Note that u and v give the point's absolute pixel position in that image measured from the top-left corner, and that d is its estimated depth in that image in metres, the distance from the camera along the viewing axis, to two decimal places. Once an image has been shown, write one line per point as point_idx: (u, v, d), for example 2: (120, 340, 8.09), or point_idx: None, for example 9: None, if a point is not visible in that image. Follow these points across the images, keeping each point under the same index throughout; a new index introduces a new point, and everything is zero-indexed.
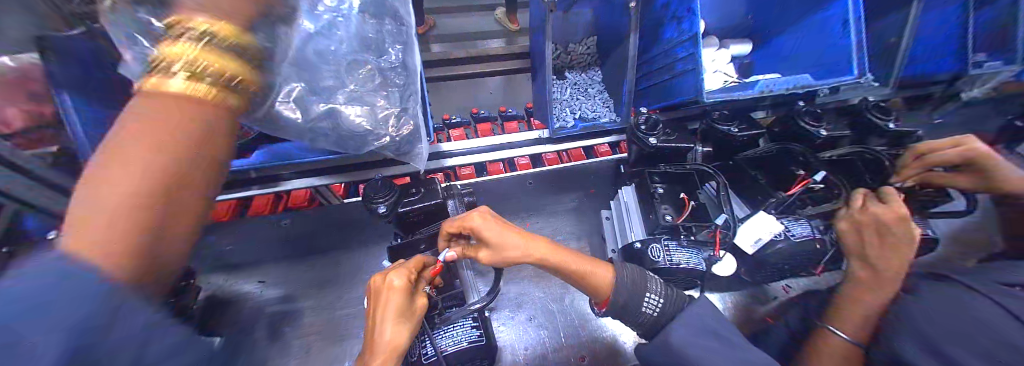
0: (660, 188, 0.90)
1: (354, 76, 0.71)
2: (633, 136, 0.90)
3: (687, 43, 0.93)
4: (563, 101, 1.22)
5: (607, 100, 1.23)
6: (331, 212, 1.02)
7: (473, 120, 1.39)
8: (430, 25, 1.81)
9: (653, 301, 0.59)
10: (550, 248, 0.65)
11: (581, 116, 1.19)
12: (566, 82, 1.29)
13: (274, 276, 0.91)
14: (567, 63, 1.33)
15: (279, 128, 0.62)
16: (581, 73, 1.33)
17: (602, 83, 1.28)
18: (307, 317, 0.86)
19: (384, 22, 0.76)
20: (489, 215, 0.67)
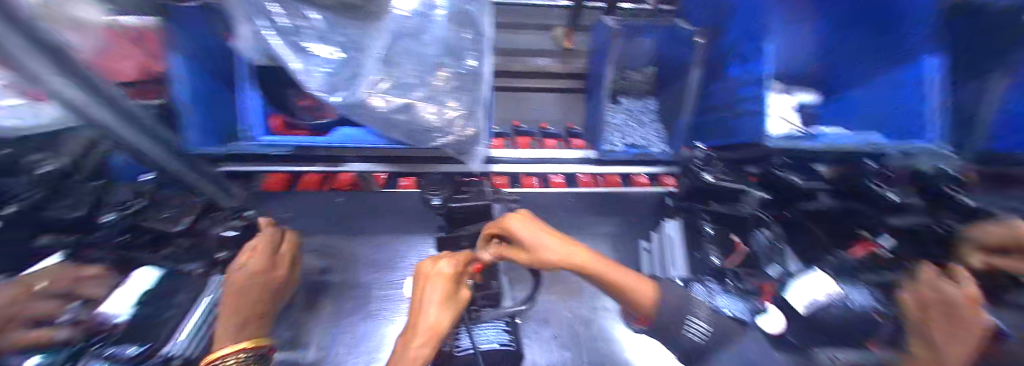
0: (710, 228, 0.94)
1: (433, 77, 0.75)
2: (691, 170, 0.96)
3: (752, 85, 0.93)
4: (615, 126, 1.21)
5: (660, 130, 1.26)
6: (381, 198, 1.13)
7: (512, 132, 1.40)
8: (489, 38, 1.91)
9: (697, 328, 0.60)
10: (595, 259, 0.63)
11: (631, 142, 1.17)
12: (620, 107, 1.30)
13: (320, 247, 1.03)
14: (623, 86, 1.33)
15: (361, 113, 0.70)
16: (636, 101, 1.34)
17: (655, 113, 1.31)
18: (337, 291, 0.96)
19: (466, 32, 0.75)
20: (534, 221, 0.67)
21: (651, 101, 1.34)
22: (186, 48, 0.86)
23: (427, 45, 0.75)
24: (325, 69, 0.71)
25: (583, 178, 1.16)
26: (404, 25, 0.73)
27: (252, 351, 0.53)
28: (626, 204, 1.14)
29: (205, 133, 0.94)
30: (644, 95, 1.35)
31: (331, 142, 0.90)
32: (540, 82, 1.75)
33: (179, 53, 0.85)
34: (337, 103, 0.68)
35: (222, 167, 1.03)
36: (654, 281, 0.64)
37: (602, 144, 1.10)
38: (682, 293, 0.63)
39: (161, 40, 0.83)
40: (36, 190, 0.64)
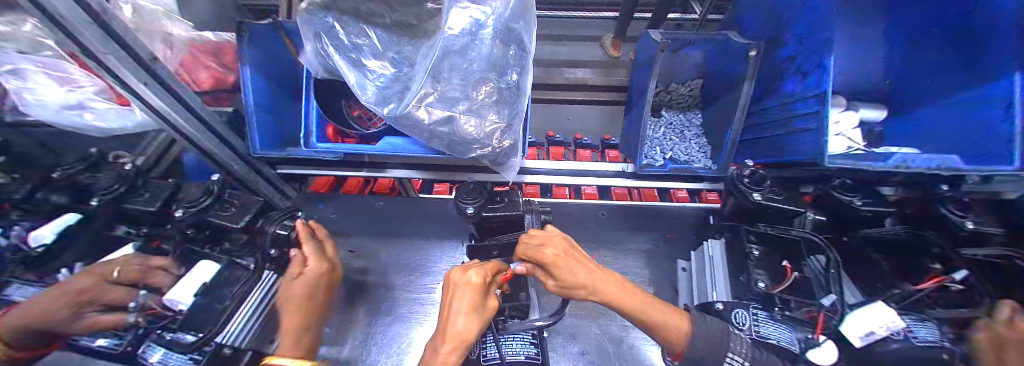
0: (756, 251, 0.88)
1: (477, 91, 0.77)
2: (735, 189, 0.89)
3: (811, 100, 0.88)
4: (654, 140, 1.29)
5: (704, 146, 1.26)
6: (420, 204, 1.19)
7: (547, 141, 1.46)
8: None
9: (736, 364, 0.56)
10: (627, 298, 0.61)
11: (671, 157, 1.24)
12: (661, 120, 1.39)
13: (360, 249, 1.08)
14: (664, 101, 1.44)
15: (406, 123, 0.75)
16: (678, 113, 1.42)
17: (698, 128, 1.35)
18: (374, 290, 1.00)
19: (510, 47, 0.78)
20: (567, 248, 0.65)
21: (695, 114, 1.41)
22: (253, 59, 0.97)
23: (473, 62, 0.76)
24: (377, 83, 0.81)
25: (620, 190, 1.27)
26: (453, 43, 0.74)
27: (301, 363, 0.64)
28: (664, 219, 1.18)
29: (265, 136, 1.06)
30: (686, 108, 1.43)
31: (379, 151, 0.94)
32: (578, 94, 1.81)
33: (249, 65, 0.97)
34: (385, 115, 0.74)
35: (278, 168, 1.22)
36: (687, 314, 0.63)
37: (642, 158, 1.08)
38: (717, 324, 0.61)
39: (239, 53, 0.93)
40: (120, 185, 0.91)
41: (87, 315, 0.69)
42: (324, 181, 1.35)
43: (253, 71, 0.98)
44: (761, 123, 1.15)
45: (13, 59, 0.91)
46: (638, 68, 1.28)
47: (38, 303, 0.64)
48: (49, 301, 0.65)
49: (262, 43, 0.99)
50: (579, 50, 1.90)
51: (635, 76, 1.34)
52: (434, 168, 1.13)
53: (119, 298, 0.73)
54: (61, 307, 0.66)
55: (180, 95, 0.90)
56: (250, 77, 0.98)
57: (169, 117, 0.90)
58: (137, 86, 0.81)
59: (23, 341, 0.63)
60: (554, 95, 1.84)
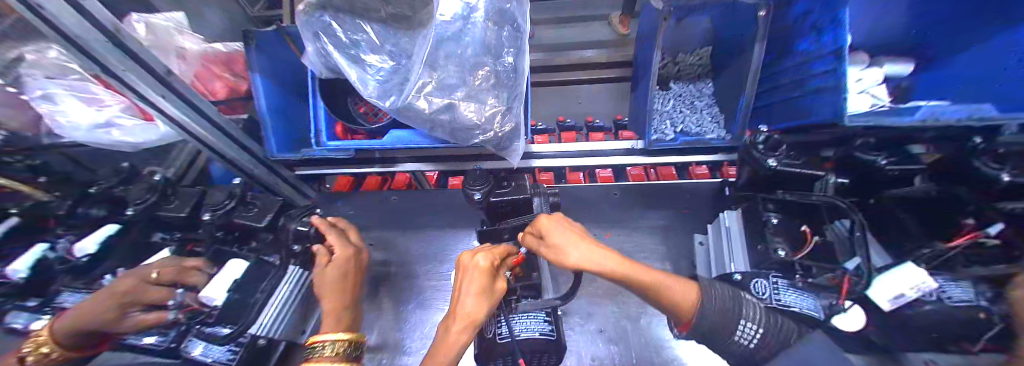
0: (774, 218, 0.81)
1: (474, 76, 0.76)
2: (749, 156, 0.87)
3: (828, 58, 0.84)
4: (663, 113, 1.26)
5: (716, 116, 1.23)
6: (434, 196, 1.22)
7: (558, 127, 1.43)
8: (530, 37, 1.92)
9: (748, 331, 0.53)
10: (619, 261, 0.59)
11: (682, 130, 1.21)
12: (669, 93, 1.34)
13: (379, 241, 1.13)
14: (673, 73, 1.38)
15: (409, 114, 0.77)
16: (687, 85, 1.37)
17: (710, 97, 1.31)
18: (396, 279, 1.04)
19: (503, 28, 0.76)
20: (561, 218, 0.68)
21: (706, 84, 1.35)
22: (261, 69, 0.99)
23: (467, 47, 0.75)
24: (376, 77, 0.82)
25: (636, 171, 1.21)
26: (446, 31, 0.73)
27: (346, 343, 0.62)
28: (680, 194, 1.16)
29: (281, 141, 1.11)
30: (696, 79, 1.38)
31: (387, 145, 0.96)
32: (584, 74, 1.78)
33: (259, 73, 0.99)
34: (388, 108, 0.77)
35: (296, 170, 1.27)
36: (693, 282, 0.61)
37: (651, 134, 1.08)
38: (728, 295, 0.58)
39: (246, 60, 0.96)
40: (152, 194, 0.97)
41: (133, 314, 0.73)
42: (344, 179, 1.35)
43: (262, 78, 1.00)
44: (775, 88, 1.10)
45: (43, 84, 0.94)
46: (642, 41, 1.23)
47: (84, 308, 0.66)
48: (98, 304, 0.67)
49: (268, 49, 1.01)
50: (588, 31, 1.90)
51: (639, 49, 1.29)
52: (444, 159, 1.15)
53: (158, 296, 0.77)
54: (108, 307, 0.68)
55: (196, 105, 0.93)
56: (261, 85, 1.00)
57: (189, 127, 0.94)
58: (156, 100, 0.85)
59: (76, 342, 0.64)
60: (561, 76, 1.80)
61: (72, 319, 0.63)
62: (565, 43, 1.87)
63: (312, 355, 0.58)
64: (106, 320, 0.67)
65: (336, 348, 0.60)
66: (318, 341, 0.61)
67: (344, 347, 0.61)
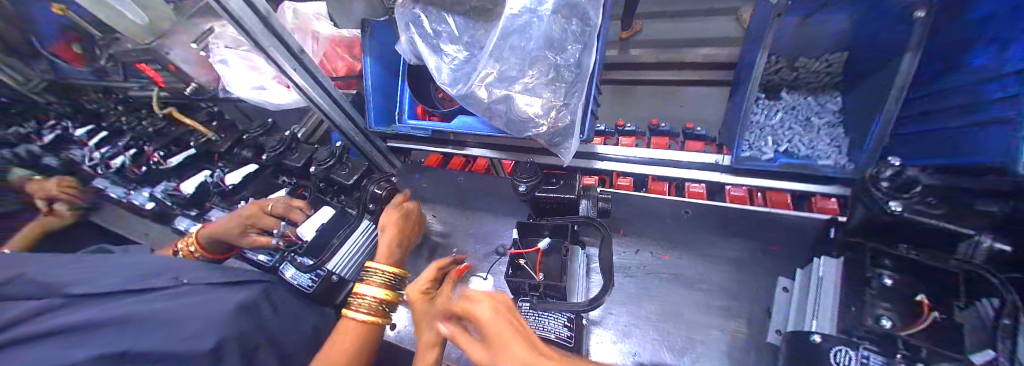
0: (886, 278, 0.65)
1: (534, 69, 0.79)
2: (866, 192, 0.69)
3: (1012, 79, 0.63)
4: (763, 127, 1.09)
5: (837, 138, 1.00)
6: (497, 182, 1.29)
7: (650, 131, 1.47)
8: (637, 30, 1.86)
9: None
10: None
11: (786, 150, 1.02)
12: (778, 104, 1.16)
13: (442, 215, 1.25)
14: (788, 81, 1.20)
15: (471, 101, 0.84)
16: (803, 96, 1.17)
17: (836, 114, 1.06)
18: (449, 252, 1.14)
19: (571, 22, 0.75)
20: (495, 305, 0.58)
21: (832, 98, 1.11)
22: (372, 51, 1.18)
23: (531, 40, 0.75)
24: (450, 66, 0.89)
25: (738, 192, 1.07)
26: (513, 23, 0.72)
27: (392, 275, 0.82)
28: (769, 226, 0.99)
29: (379, 115, 1.29)
30: (820, 90, 1.15)
31: (455, 129, 1.05)
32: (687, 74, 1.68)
33: (371, 56, 1.18)
34: (454, 94, 0.84)
35: (388, 142, 1.51)
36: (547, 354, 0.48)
37: (740, 151, 0.99)
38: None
39: (363, 43, 1.14)
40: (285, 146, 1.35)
41: (249, 235, 1.05)
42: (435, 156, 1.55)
43: (372, 59, 1.19)
44: (935, 113, 0.82)
45: (220, 51, 1.44)
46: (749, 42, 1.06)
47: (220, 225, 1.02)
48: (229, 223, 1.02)
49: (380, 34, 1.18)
50: (710, 30, 1.75)
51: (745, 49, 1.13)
52: (511, 149, 1.23)
53: (269, 226, 1.05)
54: (231, 228, 1.02)
55: (319, 79, 1.16)
56: (370, 67, 1.19)
57: (311, 96, 1.17)
58: (290, 71, 1.07)
59: (213, 247, 1.03)
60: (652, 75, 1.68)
61: (211, 232, 1.01)
62: (680, 39, 1.78)
63: (366, 278, 0.80)
64: (231, 234, 1.02)
65: (383, 277, 0.80)
66: (373, 268, 0.81)
67: (391, 278, 0.82)
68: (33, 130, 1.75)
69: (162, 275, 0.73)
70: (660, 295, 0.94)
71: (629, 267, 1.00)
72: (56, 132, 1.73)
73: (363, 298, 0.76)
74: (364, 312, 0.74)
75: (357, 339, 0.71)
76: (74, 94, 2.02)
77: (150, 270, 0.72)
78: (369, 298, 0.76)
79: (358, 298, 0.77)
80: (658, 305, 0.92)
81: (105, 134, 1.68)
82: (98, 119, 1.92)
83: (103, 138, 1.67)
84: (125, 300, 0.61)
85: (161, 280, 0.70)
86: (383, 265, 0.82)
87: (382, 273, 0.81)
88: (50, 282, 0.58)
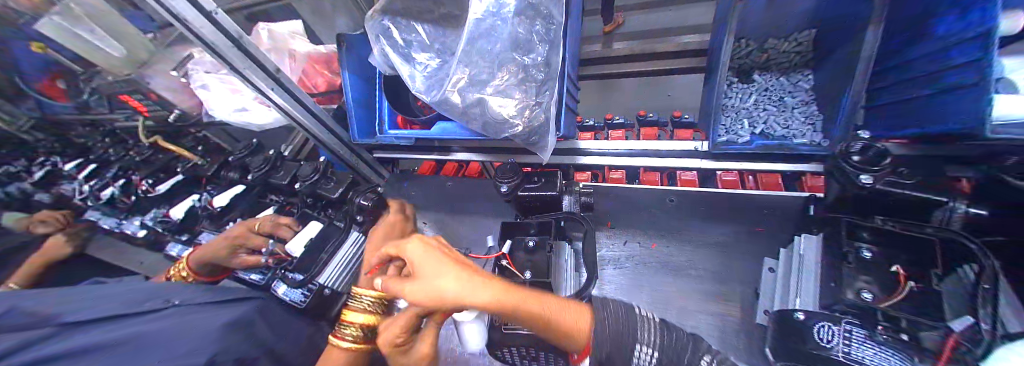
0: (865, 252, 0.65)
1: (505, 71, 0.79)
2: (839, 167, 0.70)
3: (972, 45, 0.64)
4: (739, 110, 1.10)
5: (811, 116, 1.01)
6: (485, 185, 1.30)
7: (636, 123, 1.48)
8: (618, 23, 1.87)
9: (643, 357, 0.51)
10: (500, 289, 0.55)
11: (763, 131, 1.03)
12: (751, 87, 1.16)
13: (432, 222, 1.26)
14: (759, 63, 1.18)
15: (446, 107, 0.84)
16: (776, 77, 1.16)
17: (808, 92, 1.07)
18: None
19: (535, 22, 0.76)
20: (428, 241, 0.62)
21: (803, 76, 1.11)
22: (350, 66, 1.17)
23: (498, 42, 0.75)
24: (424, 73, 0.90)
25: (728, 177, 1.10)
26: (477, 29, 0.71)
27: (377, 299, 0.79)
28: (754, 208, 1.00)
29: (362, 127, 1.29)
30: (791, 69, 1.15)
31: (436, 135, 1.06)
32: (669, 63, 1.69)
33: (349, 70, 1.17)
34: (429, 102, 0.84)
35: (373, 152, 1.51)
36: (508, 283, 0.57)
37: (718, 136, 1.00)
38: (621, 312, 0.54)
39: (339, 58, 1.14)
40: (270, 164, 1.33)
41: (238, 256, 1.04)
42: (428, 164, 1.55)
43: (350, 74, 1.18)
44: (902, 84, 0.84)
45: (201, 76, 1.44)
46: (719, 27, 1.07)
47: (207, 248, 1.01)
48: (217, 245, 1.01)
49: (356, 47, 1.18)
50: (688, 18, 1.76)
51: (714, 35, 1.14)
52: (496, 151, 1.24)
53: (257, 245, 1.05)
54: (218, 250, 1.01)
55: (298, 96, 1.15)
56: (350, 80, 1.19)
57: (292, 113, 1.17)
58: (267, 90, 1.07)
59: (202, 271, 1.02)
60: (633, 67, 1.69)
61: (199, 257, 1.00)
62: (659, 30, 1.79)
63: (353, 306, 0.78)
64: (220, 256, 1.01)
65: (369, 304, 0.78)
66: (358, 294, 0.79)
67: (376, 303, 0.79)
68: (21, 168, 1.74)
69: (151, 300, 0.73)
70: (651, 284, 0.94)
71: (618, 259, 1.01)
72: (43, 168, 1.72)
73: (350, 325, 0.74)
74: (349, 339, 0.71)
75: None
76: (61, 130, 2.00)
77: (140, 297, 0.72)
78: (355, 326, 0.74)
79: (344, 326, 0.74)
80: (650, 295, 0.92)
81: (93, 167, 1.68)
82: (86, 153, 1.91)
83: (92, 170, 1.67)
84: (120, 325, 0.61)
85: (150, 305, 0.71)
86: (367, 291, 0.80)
87: (370, 298, 0.79)
88: (42, 311, 0.58)
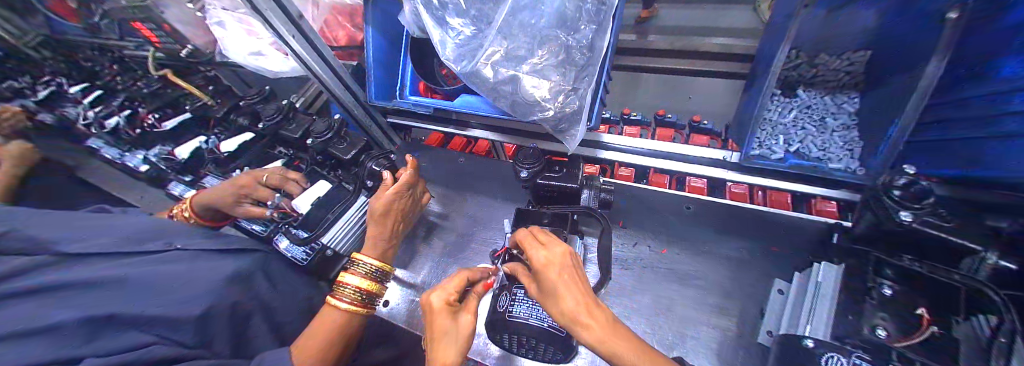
0: (886, 288, 0.66)
1: (545, 49, 0.76)
2: (879, 201, 0.66)
3: None
4: (777, 126, 1.07)
5: (851, 140, 0.98)
6: (497, 166, 1.27)
7: (654, 121, 1.42)
8: (654, 15, 1.78)
9: None
10: (626, 345, 0.47)
11: (796, 150, 1.00)
12: (792, 102, 1.11)
13: (438, 195, 1.24)
14: (806, 78, 1.15)
15: (475, 80, 0.79)
16: (822, 95, 1.11)
17: (852, 116, 1.03)
18: (446, 233, 1.13)
19: (586, 1, 0.74)
20: (565, 261, 0.58)
21: (850, 98, 1.06)
22: (374, 21, 1.11)
23: (543, 16, 0.74)
24: (455, 41, 0.84)
25: (739, 190, 1.06)
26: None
27: (378, 269, 0.83)
28: (770, 227, 0.98)
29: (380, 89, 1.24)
30: (838, 89, 1.10)
31: (457, 108, 1.02)
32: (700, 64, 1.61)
33: (372, 25, 1.10)
34: (458, 71, 0.80)
35: (388, 117, 1.49)
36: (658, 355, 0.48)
37: (750, 149, 0.97)
38: None
39: (365, 12, 1.08)
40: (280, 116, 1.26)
41: (243, 205, 1.01)
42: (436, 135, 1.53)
43: (374, 30, 1.12)
44: (957, 121, 0.79)
45: (217, 12, 1.37)
46: (770, 34, 1.01)
47: (214, 191, 0.99)
48: (224, 190, 0.99)
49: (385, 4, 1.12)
50: (727, 19, 1.68)
51: (763, 42, 1.08)
52: (515, 132, 1.20)
53: (263, 197, 1.00)
54: (224, 197, 1.00)
55: (317, 46, 1.09)
56: (373, 37, 1.12)
57: (311, 65, 1.12)
58: (287, 38, 1.01)
59: (208, 214, 1.02)
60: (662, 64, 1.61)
61: (205, 200, 0.99)
62: (692, 28, 1.71)
63: (351, 268, 0.81)
64: (225, 202, 1.00)
65: (368, 269, 0.82)
66: (358, 260, 0.82)
67: (375, 270, 0.83)
68: (27, 86, 1.71)
69: (151, 239, 0.72)
70: (656, 287, 0.93)
71: (627, 260, 0.99)
72: (49, 88, 1.68)
73: (345, 286, 0.78)
74: (346, 301, 0.76)
75: (341, 322, 0.74)
76: (70, 51, 1.91)
77: (139, 235, 0.71)
78: (351, 288, 0.77)
79: (340, 286, 0.78)
80: (654, 297, 0.92)
81: (99, 93, 1.63)
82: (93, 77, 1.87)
83: (98, 97, 1.62)
84: (115, 267, 0.61)
85: (150, 245, 0.70)
86: (368, 258, 0.84)
87: (366, 265, 0.83)
88: (36, 244, 0.57)
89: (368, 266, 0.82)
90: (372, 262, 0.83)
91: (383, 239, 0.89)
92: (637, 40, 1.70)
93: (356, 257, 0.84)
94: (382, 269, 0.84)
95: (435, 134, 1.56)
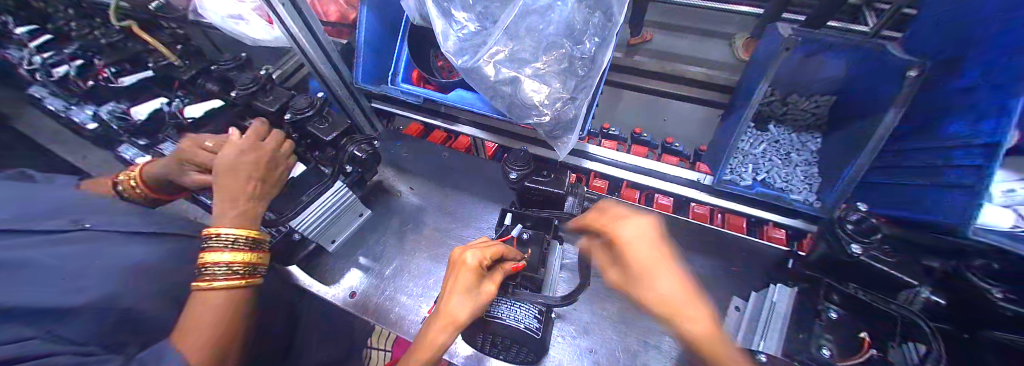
0: (833, 313, 0.72)
1: (549, 56, 0.79)
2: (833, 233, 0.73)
3: (977, 151, 0.70)
4: (749, 155, 1.16)
5: (810, 175, 1.08)
6: (482, 164, 1.26)
7: (632, 138, 1.49)
8: (647, 39, 1.87)
9: None
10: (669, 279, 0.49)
11: (763, 180, 1.09)
12: (764, 136, 1.22)
13: (419, 188, 1.21)
14: (777, 114, 1.25)
15: (476, 76, 0.79)
16: (790, 132, 1.23)
17: (811, 154, 1.14)
18: (425, 227, 1.11)
19: (594, 14, 0.78)
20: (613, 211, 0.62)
21: (813, 137, 1.19)
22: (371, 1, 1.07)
23: (550, 24, 0.78)
24: (458, 34, 0.83)
25: (700, 210, 1.12)
26: None
27: (244, 238, 0.61)
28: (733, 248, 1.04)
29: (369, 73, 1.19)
30: (804, 129, 1.22)
31: (450, 101, 1.00)
32: (682, 89, 1.71)
33: (368, 6, 1.06)
34: (459, 65, 0.79)
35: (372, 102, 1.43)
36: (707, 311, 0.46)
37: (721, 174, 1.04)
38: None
39: None
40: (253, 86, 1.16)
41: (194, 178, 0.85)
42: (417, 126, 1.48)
43: (369, 11, 1.08)
44: (905, 168, 0.89)
45: None
46: (751, 70, 1.09)
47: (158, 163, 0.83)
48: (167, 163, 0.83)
49: None
50: (708, 50, 1.80)
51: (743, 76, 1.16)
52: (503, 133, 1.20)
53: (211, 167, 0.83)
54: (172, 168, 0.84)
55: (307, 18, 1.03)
56: (368, 18, 1.08)
57: (298, 38, 1.05)
58: (276, 5, 0.94)
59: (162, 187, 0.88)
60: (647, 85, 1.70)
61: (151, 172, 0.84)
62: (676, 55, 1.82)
63: (209, 247, 0.58)
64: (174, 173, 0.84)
65: (235, 241, 0.60)
66: (216, 235, 0.59)
67: (245, 241, 0.61)
68: None
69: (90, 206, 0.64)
70: None
71: None
72: None
73: (212, 266, 0.55)
74: (222, 279, 0.54)
75: (223, 307, 0.53)
76: None
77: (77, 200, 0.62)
78: (220, 265, 0.55)
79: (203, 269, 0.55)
80: None
81: (49, 37, 1.45)
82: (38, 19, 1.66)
83: (48, 40, 1.45)
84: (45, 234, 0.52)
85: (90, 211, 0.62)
86: (230, 228, 0.61)
87: (229, 238, 0.60)
88: None
89: (231, 238, 0.60)
90: (238, 230, 0.61)
91: (246, 195, 0.67)
92: (626, 59, 1.78)
93: (212, 232, 0.60)
94: (250, 238, 0.62)
95: (416, 125, 1.52)
